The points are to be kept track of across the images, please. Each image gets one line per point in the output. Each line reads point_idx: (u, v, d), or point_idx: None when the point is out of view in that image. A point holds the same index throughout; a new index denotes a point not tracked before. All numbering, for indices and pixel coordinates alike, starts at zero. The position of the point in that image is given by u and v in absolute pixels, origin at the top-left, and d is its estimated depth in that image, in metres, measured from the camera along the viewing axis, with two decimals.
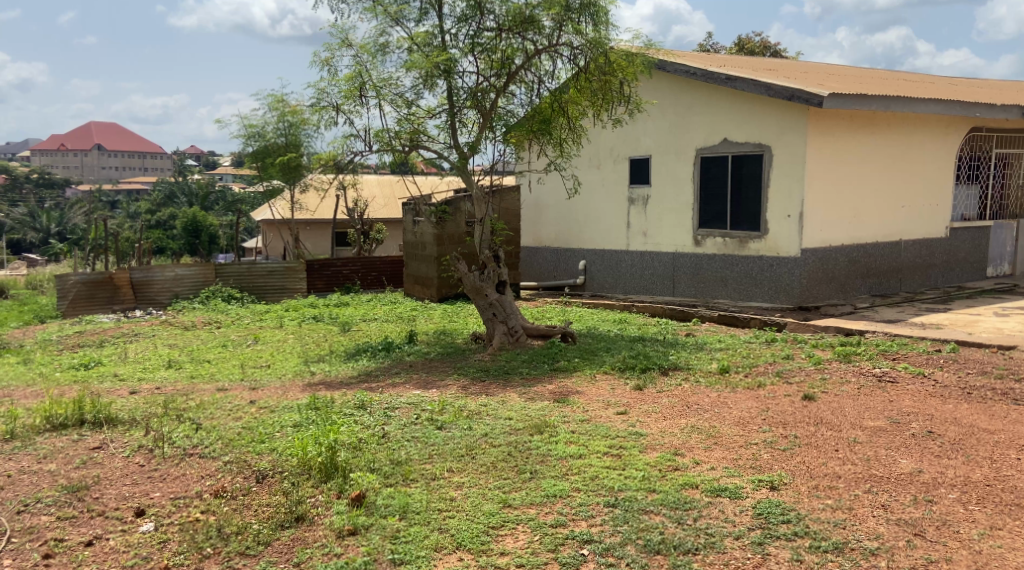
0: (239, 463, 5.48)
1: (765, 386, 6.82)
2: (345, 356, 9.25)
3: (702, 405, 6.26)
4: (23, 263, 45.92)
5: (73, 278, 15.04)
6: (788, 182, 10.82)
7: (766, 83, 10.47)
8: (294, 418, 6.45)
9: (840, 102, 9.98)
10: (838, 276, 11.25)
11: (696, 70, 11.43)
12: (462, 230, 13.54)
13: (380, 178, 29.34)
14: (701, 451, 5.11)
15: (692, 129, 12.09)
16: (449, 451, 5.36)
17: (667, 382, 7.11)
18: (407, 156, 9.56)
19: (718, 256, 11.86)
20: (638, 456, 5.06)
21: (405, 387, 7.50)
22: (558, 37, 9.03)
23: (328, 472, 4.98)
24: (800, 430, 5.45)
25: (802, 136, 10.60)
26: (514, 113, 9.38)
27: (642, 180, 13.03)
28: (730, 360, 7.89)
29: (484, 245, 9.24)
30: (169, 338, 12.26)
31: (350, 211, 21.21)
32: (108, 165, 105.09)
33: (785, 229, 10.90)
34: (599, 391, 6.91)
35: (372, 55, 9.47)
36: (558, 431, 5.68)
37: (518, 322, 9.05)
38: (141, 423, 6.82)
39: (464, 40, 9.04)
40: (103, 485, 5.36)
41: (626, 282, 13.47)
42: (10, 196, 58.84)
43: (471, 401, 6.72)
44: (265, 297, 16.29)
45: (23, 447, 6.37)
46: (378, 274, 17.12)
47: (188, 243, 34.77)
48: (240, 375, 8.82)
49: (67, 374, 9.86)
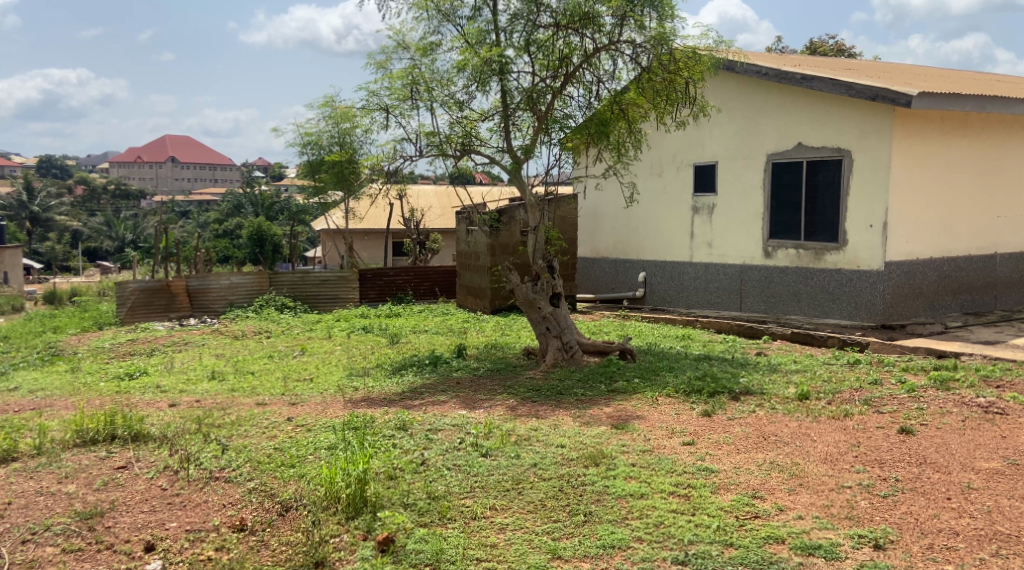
0: (263, 492, 4.98)
1: (853, 416, 6.04)
2: (390, 371, 8.75)
3: (782, 437, 5.53)
4: (96, 270, 46.92)
5: (132, 285, 14.95)
6: (870, 190, 9.97)
7: (846, 82, 9.67)
8: (328, 440, 5.93)
9: (931, 102, 9.13)
10: (926, 292, 10.31)
11: (768, 70, 10.71)
12: (517, 239, 12.95)
13: (438, 188, 28.97)
14: (784, 494, 4.40)
15: (764, 133, 11.31)
16: (493, 485, 4.77)
17: (739, 408, 6.39)
18: (458, 161, 9.03)
19: (791, 269, 11.03)
20: (710, 498, 4.39)
21: (451, 407, 6.94)
22: (620, 33, 8.42)
23: (356, 507, 4.47)
24: (903, 471, 4.70)
25: (886, 139, 9.75)
26: (572, 116, 8.80)
27: (708, 188, 12.29)
28: (809, 384, 7.11)
29: (538, 255, 8.66)
30: (218, 347, 11.99)
31: (406, 220, 20.89)
32: (179, 176, 108.10)
33: (867, 240, 10.05)
34: (662, 417, 6.23)
35: (424, 55, 9.00)
36: (617, 463, 5.04)
37: (574, 337, 8.44)
38: (170, 440, 6.41)
39: (518, 38, 8.47)
40: (119, 512, 4.94)
41: (688, 296, 12.69)
42: (88, 206, 61.08)
43: (521, 425, 6.11)
44: (318, 306, 16.01)
45: (48, 464, 6.01)
46: (432, 285, 16.63)
47: (252, 253, 35.05)
48: (282, 389, 8.37)
49: (111, 384, 9.60)
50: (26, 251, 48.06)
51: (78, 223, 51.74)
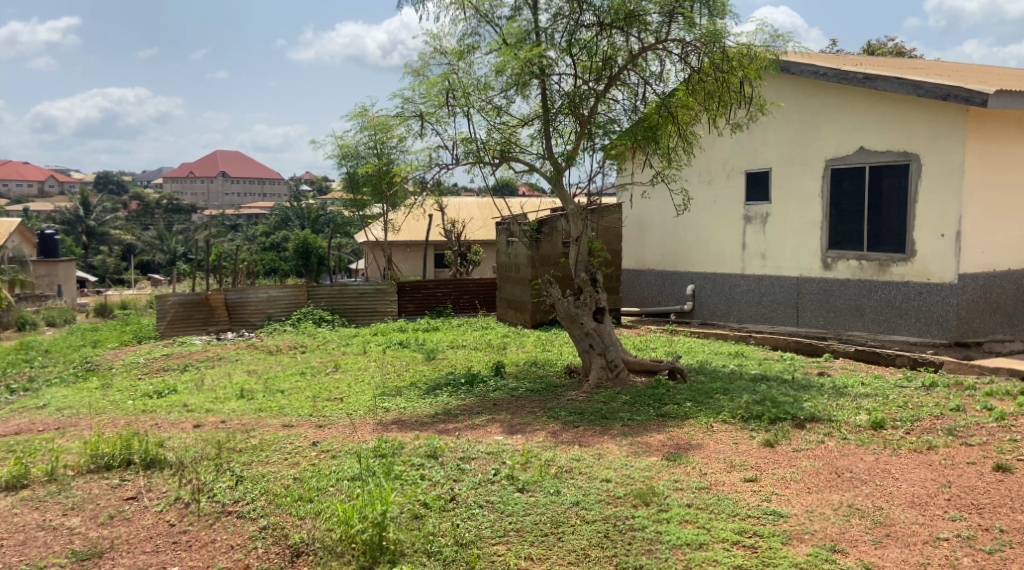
0: (276, 532, 4.52)
1: (937, 448, 5.36)
2: (423, 391, 8.22)
3: (858, 474, 4.88)
4: (147, 282, 47.46)
5: (172, 298, 14.70)
6: (941, 196, 9.22)
7: (914, 81, 8.94)
8: (352, 469, 5.39)
9: (1009, 100, 8.36)
10: (1004, 307, 9.55)
11: (826, 70, 10.02)
12: (559, 250, 12.40)
13: (480, 199, 28.50)
14: (869, 548, 3.85)
15: (822, 137, 10.61)
16: (530, 528, 4.23)
17: (805, 437, 5.73)
18: (497, 170, 8.52)
19: (852, 281, 10.28)
20: (780, 551, 3.84)
21: (486, 432, 6.39)
22: (667, 32, 7.85)
23: (373, 555, 4.01)
24: (1006, 520, 4.08)
25: (959, 142, 9.00)
26: (617, 121, 8.27)
27: (761, 196, 11.61)
28: (883, 410, 6.40)
29: (580, 268, 8.10)
30: (251, 364, 11.61)
31: (447, 232, 20.50)
32: (230, 191, 109.80)
33: (937, 250, 9.28)
34: (719, 447, 5.60)
35: (461, 59, 8.53)
36: (670, 504, 4.43)
37: (618, 354, 7.83)
38: (187, 467, 5.94)
39: (561, 38, 7.90)
40: (119, 552, 4.51)
41: (740, 310, 12.00)
42: (141, 220, 62.38)
43: (563, 454, 5.53)
44: (356, 320, 15.63)
45: (57, 493, 5.60)
46: (471, 297, 16.13)
47: (297, 266, 34.96)
48: (310, 410, 7.89)
49: (139, 402, 9.25)
50: (82, 264, 49.07)
51: (132, 237, 52.56)
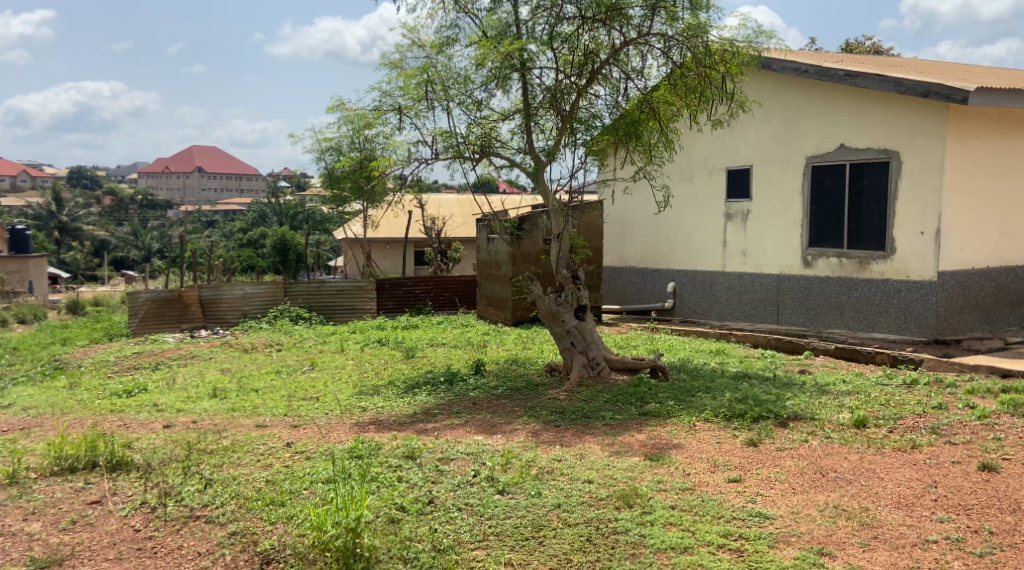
0: (246, 537, 4.36)
1: (922, 447, 5.29)
2: (402, 389, 8.06)
3: (843, 474, 4.80)
4: (121, 279, 46.80)
5: (144, 295, 14.36)
6: (921, 194, 9.20)
7: (895, 78, 8.89)
8: (327, 471, 5.23)
9: (989, 98, 8.34)
10: (983, 304, 9.55)
11: (807, 67, 9.98)
12: (539, 247, 12.27)
13: (460, 196, 28.32)
14: (858, 551, 3.76)
15: (803, 134, 10.57)
16: (510, 532, 4.11)
17: (788, 436, 5.65)
18: (477, 165, 8.38)
19: (832, 279, 10.25)
20: (767, 555, 3.74)
21: (465, 432, 6.25)
22: (650, 26, 7.75)
23: (346, 562, 3.85)
24: (995, 521, 4.01)
25: (939, 140, 8.98)
26: (599, 116, 8.14)
27: (742, 194, 11.56)
28: (866, 409, 6.34)
29: (562, 264, 7.97)
30: (225, 362, 11.37)
31: (426, 228, 20.31)
32: (206, 187, 108.62)
33: (917, 248, 9.27)
34: (702, 447, 5.50)
35: (440, 52, 8.37)
36: (654, 506, 4.32)
37: (600, 352, 7.73)
38: (154, 469, 5.74)
39: (542, 31, 7.77)
40: (80, 560, 4.32)
41: (721, 307, 11.95)
42: (115, 216, 61.55)
43: (543, 455, 5.41)
44: (333, 317, 15.41)
45: (17, 496, 5.37)
46: (451, 295, 15.97)
47: (275, 262, 34.58)
48: (284, 409, 7.71)
49: (107, 402, 9.00)
50: (53, 260, 48.27)
51: (105, 232, 51.77)
